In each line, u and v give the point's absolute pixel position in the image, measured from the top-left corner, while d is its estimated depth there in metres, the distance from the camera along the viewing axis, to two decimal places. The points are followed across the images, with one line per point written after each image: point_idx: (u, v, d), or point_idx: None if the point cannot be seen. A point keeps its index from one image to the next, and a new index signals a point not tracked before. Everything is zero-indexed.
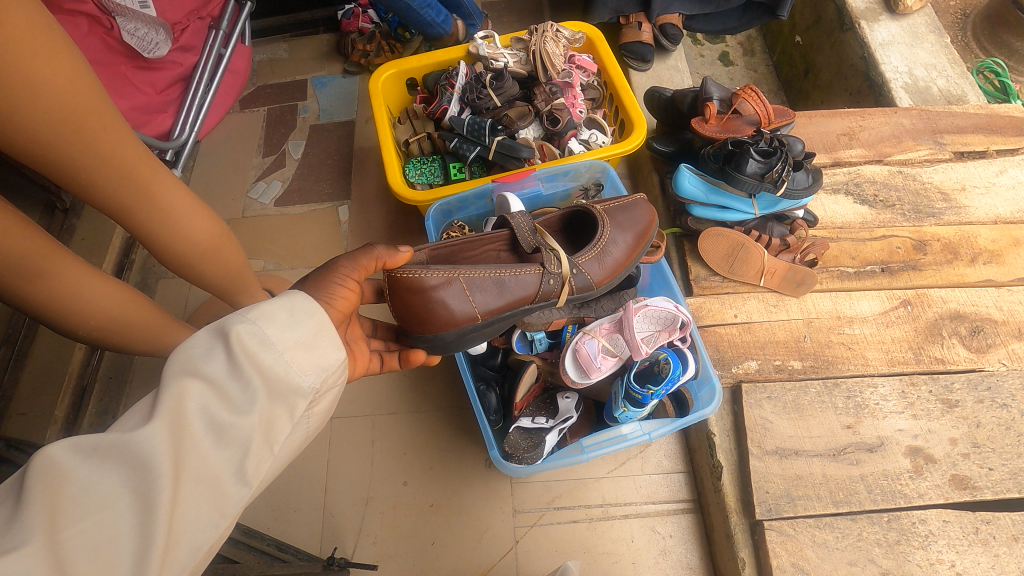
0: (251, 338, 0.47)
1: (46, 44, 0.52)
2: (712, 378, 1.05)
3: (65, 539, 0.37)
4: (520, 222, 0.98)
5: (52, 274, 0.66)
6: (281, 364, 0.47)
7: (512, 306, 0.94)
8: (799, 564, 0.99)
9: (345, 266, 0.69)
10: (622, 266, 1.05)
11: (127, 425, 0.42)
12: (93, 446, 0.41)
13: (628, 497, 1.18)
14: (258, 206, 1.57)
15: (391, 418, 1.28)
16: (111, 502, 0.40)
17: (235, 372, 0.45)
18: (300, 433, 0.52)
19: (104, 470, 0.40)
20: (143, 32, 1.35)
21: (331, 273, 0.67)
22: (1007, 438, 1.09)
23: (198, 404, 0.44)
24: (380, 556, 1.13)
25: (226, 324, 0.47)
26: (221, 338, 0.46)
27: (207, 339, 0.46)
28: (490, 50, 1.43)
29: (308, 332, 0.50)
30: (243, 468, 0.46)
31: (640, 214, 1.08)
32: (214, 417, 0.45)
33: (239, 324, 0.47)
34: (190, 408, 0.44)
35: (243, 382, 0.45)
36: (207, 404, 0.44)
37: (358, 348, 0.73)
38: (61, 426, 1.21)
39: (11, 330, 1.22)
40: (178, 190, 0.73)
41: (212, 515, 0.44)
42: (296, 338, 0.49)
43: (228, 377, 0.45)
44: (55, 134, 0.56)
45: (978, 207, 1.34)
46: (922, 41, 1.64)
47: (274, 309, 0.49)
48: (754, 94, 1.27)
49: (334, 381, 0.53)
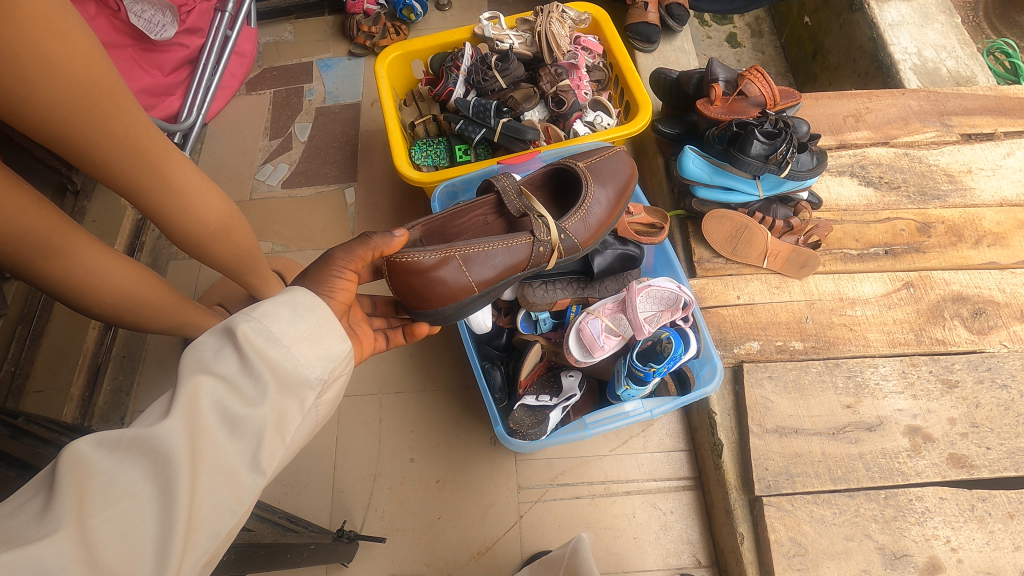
0: (258, 335, 0.48)
1: (60, 24, 0.52)
2: (713, 357, 1.06)
3: (93, 526, 0.37)
4: (505, 185, 0.99)
5: (69, 252, 0.68)
6: (289, 358, 0.49)
7: (505, 275, 0.96)
8: (797, 538, 1.01)
9: (341, 258, 0.70)
10: (605, 225, 1.06)
11: (146, 421, 0.43)
12: (115, 440, 0.41)
13: (629, 474, 1.20)
14: (265, 188, 1.58)
15: (397, 397, 1.30)
16: (133, 492, 0.40)
17: (246, 369, 0.47)
18: (308, 425, 0.53)
19: (125, 463, 0.41)
20: (150, 14, 1.39)
21: (330, 266, 0.68)
22: (1006, 418, 1.10)
23: (211, 399, 0.45)
24: (388, 530, 1.17)
25: (233, 323, 0.48)
26: (229, 338, 0.48)
27: (217, 340, 0.48)
28: (495, 32, 1.43)
29: (311, 326, 0.52)
30: (257, 458, 0.46)
31: (616, 167, 1.10)
32: (228, 410, 0.45)
33: (245, 322, 0.48)
34: (204, 404, 0.45)
35: (254, 377, 0.47)
36: (221, 399, 0.45)
37: (362, 332, 0.74)
38: (77, 404, 1.24)
39: (26, 310, 1.26)
40: (189, 171, 0.75)
41: (230, 504, 0.44)
42: (300, 327, 0.51)
43: (240, 373, 0.47)
44: (70, 113, 0.57)
45: (983, 189, 1.34)
46: (932, 21, 1.63)
47: (276, 308, 0.51)
48: (759, 76, 1.27)
49: (341, 372, 0.55)
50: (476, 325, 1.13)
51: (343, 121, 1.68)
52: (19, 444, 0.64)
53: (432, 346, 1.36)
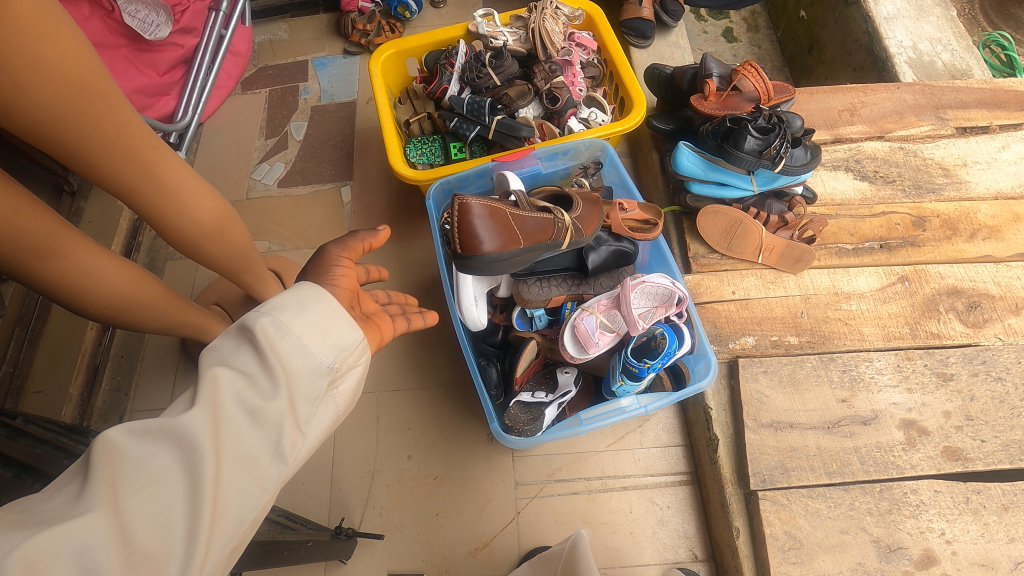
0: (274, 328, 0.48)
1: (50, 25, 0.53)
2: (708, 352, 1.08)
3: (124, 510, 0.39)
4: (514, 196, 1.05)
5: (64, 252, 0.68)
6: (303, 350, 0.49)
7: (536, 245, 1.02)
8: (792, 532, 1.01)
9: (336, 251, 0.70)
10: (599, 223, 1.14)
11: (173, 410, 0.44)
12: (144, 429, 0.42)
13: (627, 469, 1.21)
14: (262, 187, 1.58)
15: (395, 395, 1.31)
16: (162, 479, 0.41)
17: (262, 362, 0.47)
18: (327, 415, 0.53)
19: (154, 451, 0.42)
20: (144, 13, 1.37)
21: (326, 261, 0.68)
22: (1001, 411, 1.10)
23: (231, 392, 0.45)
24: (386, 527, 1.17)
25: (249, 318, 0.48)
26: (246, 333, 0.48)
27: (232, 335, 0.48)
28: (490, 29, 1.45)
29: (324, 318, 0.51)
30: (278, 448, 0.47)
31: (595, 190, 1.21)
32: (248, 402, 0.46)
33: (261, 316, 0.48)
34: (224, 396, 0.45)
35: (270, 370, 0.47)
36: (240, 391, 0.46)
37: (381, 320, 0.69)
38: (75, 404, 1.25)
39: (24, 310, 1.26)
40: (182, 170, 0.75)
41: (253, 492, 0.45)
42: (315, 308, 0.51)
43: (257, 367, 0.47)
44: (60, 113, 0.57)
45: (978, 182, 1.34)
46: (927, 14, 1.62)
47: (289, 298, 0.50)
48: (753, 70, 1.26)
49: (357, 362, 0.54)
50: (471, 322, 1.14)
51: (339, 120, 1.68)
52: (18, 445, 0.64)
53: (430, 343, 1.36)
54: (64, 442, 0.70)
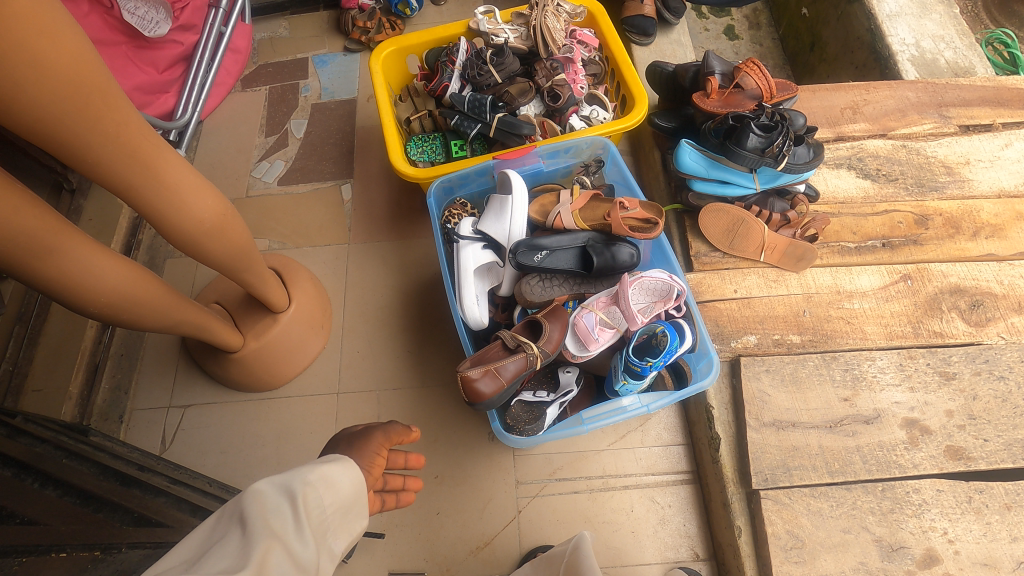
0: (312, 500, 0.55)
1: (47, 22, 0.52)
2: (710, 351, 1.06)
3: None
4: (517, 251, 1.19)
5: (63, 251, 0.67)
6: (324, 530, 0.56)
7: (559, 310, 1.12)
8: (794, 531, 1.01)
9: (378, 437, 0.73)
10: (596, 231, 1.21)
11: (218, 565, 0.46)
12: None
13: (628, 468, 1.20)
14: (262, 185, 1.58)
15: (396, 394, 1.30)
16: None
17: (302, 531, 0.53)
18: None
19: None
20: (143, 10, 1.37)
21: (367, 443, 0.72)
22: (1004, 410, 1.10)
23: (275, 554, 0.49)
24: (387, 526, 1.17)
25: (296, 486, 0.55)
26: (287, 498, 0.54)
27: (272, 491, 0.54)
28: (490, 26, 1.42)
29: (348, 500, 0.60)
30: None
31: None
32: (286, 566, 0.50)
33: (306, 486, 0.55)
34: (271, 559, 0.49)
35: (308, 539, 0.53)
36: (283, 553, 0.50)
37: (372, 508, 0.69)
38: (75, 403, 1.25)
39: (23, 309, 1.26)
40: (182, 168, 0.74)
41: None
42: (346, 485, 0.59)
43: (296, 535, 0.52)
44: (59, 111, 0.56)
45: (981, 180, 1.34)
46: (930, 12, 1.62)
47: (324, 472, 0.58)
48: (755, 68, 1.26)
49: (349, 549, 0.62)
50: (473, 321, 1.14)
51: (339, 117, 1.68)
52: (17, 444, 0.65)
53: (431, 342, 1.36)
54: (64, 443, 0.71)
